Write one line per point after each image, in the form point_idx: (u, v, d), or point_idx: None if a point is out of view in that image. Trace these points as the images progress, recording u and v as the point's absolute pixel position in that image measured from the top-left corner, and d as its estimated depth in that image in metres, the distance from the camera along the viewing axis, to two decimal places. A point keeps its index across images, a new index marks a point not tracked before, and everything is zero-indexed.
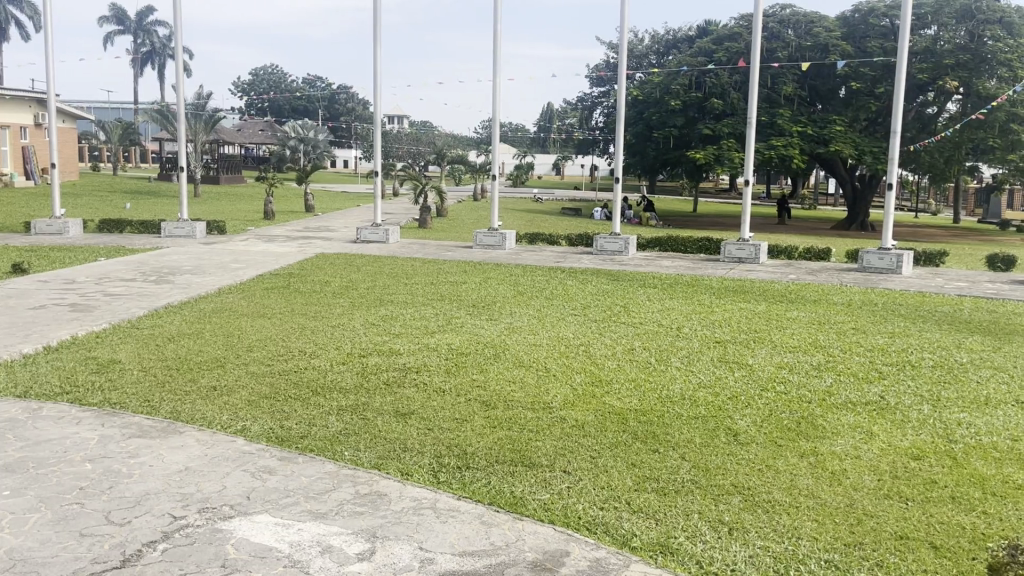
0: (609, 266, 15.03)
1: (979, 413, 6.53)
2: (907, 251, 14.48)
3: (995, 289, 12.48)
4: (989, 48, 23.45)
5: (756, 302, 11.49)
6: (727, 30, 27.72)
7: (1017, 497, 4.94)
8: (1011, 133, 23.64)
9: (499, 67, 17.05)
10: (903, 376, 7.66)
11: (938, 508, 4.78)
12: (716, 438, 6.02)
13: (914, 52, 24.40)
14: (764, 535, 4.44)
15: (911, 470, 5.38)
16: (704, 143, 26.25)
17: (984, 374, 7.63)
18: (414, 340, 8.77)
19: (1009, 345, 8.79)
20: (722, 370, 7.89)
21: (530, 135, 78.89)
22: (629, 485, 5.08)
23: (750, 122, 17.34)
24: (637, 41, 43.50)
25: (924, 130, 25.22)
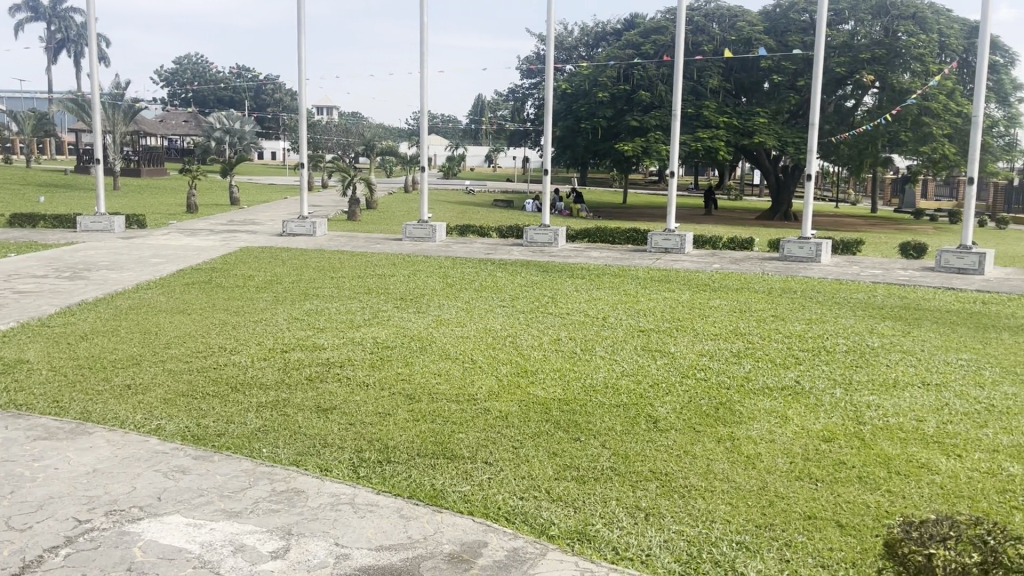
0: (539, 257, 15.12)
1: (888, 395, 6.79)
2: (825, 240, 14.93)
3: (907, 277, 12.95)
4: (902, 44, 24.25)
5: (680, 292, 11.69)
6: (653, 23, 28.14)
7: (920, 475, 5.13)
8: (923, 126, 24.49)
9: (426, 58, 16.97)
10: (818, 361, 7.90)
11: (845, 488, 4.96)
12: (637, 425, 6.12)
13: (833, 46, 25.21)
14: (679, 519, 4.53)
15: (821, 452, 5.56)
16: (632, 135, 26.60)
17: (894, 357, 7.93)
18: (339, 334, 8.66)
19: (917, 329, 9.15)
20: (645, 359, 8.01)
21: (462, 127, 78.74)
22: (550, 474, 5.13)
23: (675, 113, 17.65)
24: (567, 33, 43.76)
25: (843, 122, 26.05)
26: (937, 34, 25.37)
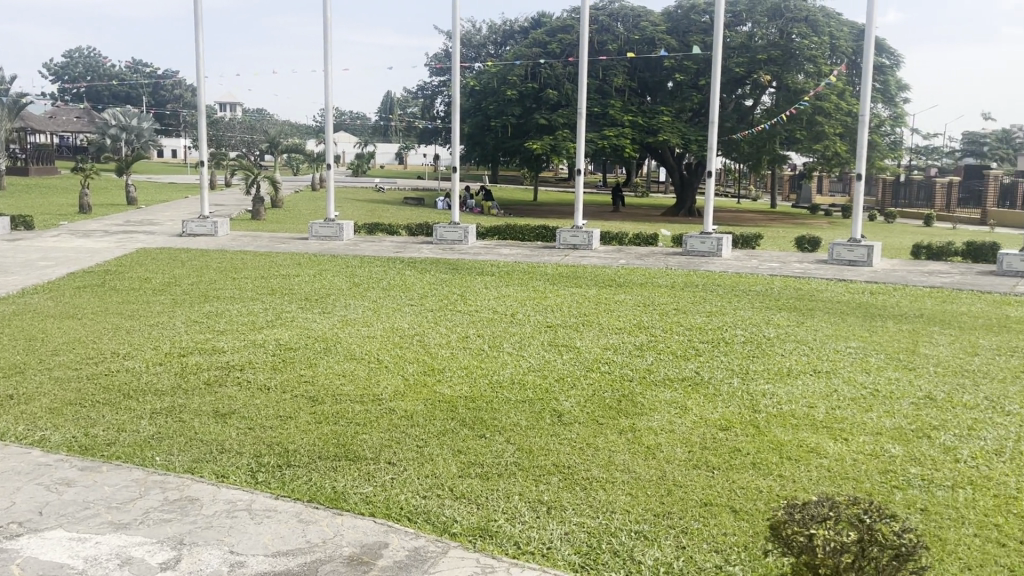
0: (448, 255, 15.08)
1: (782, 383, 7.06)
2: (726, 235, 15.38)
3: (802, 269, 13.47)
4: (797, 45, 25.16)
5: (587, 288, 11.85)
6: (559, 22, 28.41)
7: (809, 459, 5.34)
8: (816, 124, 25.54)
9: (330, 54, 16.67)
10: (717, 352, 8.14)
11: (739, 475, 5.12)
12: (542, 420, 6.17)
13: (732, 46, 25.99)
14: (580, 512, 4.59)
15: (718, 440, 5.73)
16: (541, 133, 26.81)
17: (788, 347, 8.24)
18: (241, 337, 8.43)
19: (810, 319, 9.53)
20: (551, 354, 8.09)
21: (371, 124, 77.76)
22: (454, 472, 5.12)
23: (581, 111, 17.87)
24: (475, 31, 43.74)
25: (742, 120, 26.89)
26: (829, 37, 26.39)
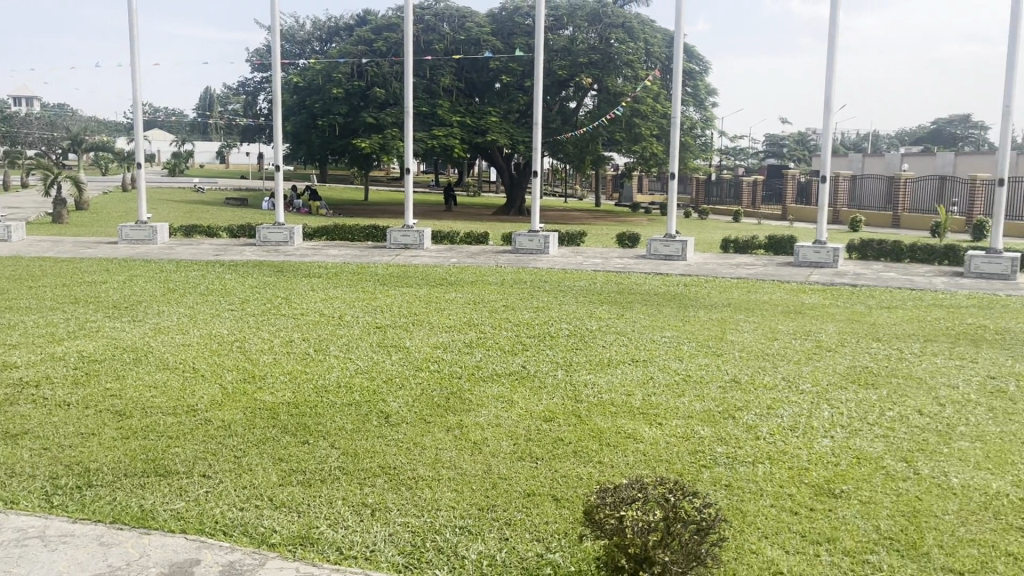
0: (273, 257, 14.57)
1: (603, 373, 7.34)
2: (552, 232, 15.83)
3: (623, 264, 14.08)
4: (615, 50, 26.32)
5: (417, 287, 11.82)
6: (385, 21, 28.17)
7: (627, 444, 5.57)
8: (635, 126, 26.81)
9: (136, 46, 15.67)
10: (543, 345, 8.35)
11: (561, 464, 5.26)
12: (369, 421, 6.08)
13: (554, 49, 26.75)
14: (404, 512, 4.56)
15: (542, 432, 5.87)
16: (369, 132, 26.46)
17: (609, 338, 8.58)
18: (37, 350, 7.74)
19: (630, 311, 9.98)
20: (379, 355, 7.99)
21: (189, 121, 73.84)
22: (274, 480, 4.94)
23: (408, 110, 17.81)
24: (298, 27, 42.54)
25: (567, 121, 27.45)
26: (644, 42, 27.71)
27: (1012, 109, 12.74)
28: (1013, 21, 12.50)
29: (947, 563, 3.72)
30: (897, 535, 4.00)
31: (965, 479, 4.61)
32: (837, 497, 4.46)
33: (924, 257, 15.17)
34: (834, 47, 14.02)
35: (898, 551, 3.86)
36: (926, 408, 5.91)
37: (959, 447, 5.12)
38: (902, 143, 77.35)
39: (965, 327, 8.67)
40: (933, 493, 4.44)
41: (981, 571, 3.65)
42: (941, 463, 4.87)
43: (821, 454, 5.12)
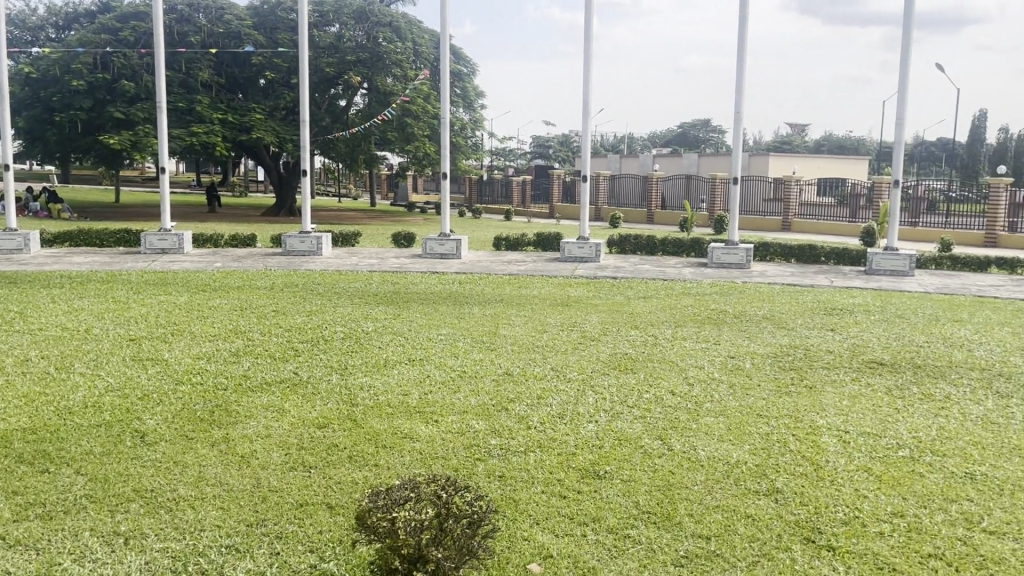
0: (5, 267, 12.99)
1: (378, 374, 7.22)
2: (324, 233, 15.46)
3: (397, 264, 14.02)
4: (383, 49, 26.18)
5: (177, 294, 11.04)
6: (132, 8, 26.08)
7: (403, 444, 5.52)
8: (406, 126, 26.87)
9: None
10: (316, 350, 8.09)
11: (335, 470, 5.11)
12: (122, 443, 5.57)
13: (321, 46, 26.12)
14: (163, 537, 4.23)
15: (315, 438, 5.67)
16: (118, 129, 24.37)
17: (384, 339, 8.49)
18: None
19: (405, 311, 9.95)
20: (134, 370, 7.35)
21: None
22: (7, 518, 4.39)
23: (160, 104, 16.59)
24: (29, 10, 38.25)
25: (337, 120, 26.83)
26: (413, 42, 28.15)
27: (742, 115, 14.15)
28: (740, 36, 13.88)
29: (697, 530, 4.04)
30: (653, 508, 4.28)
31: (711, 451, 5.03)
32: (602, 478, 4.70)
33: (674, 250, 16.50)
34: (588, 53, 14.82)
35: (655, 523, 4.14)
36: (677, 389, 6.40)
37: (706, 423, 5.59)
38: (654, 145, 83.80)
39: (709, 312, 9.52)
40: (684, 466, 4.81)
41: (724, 534, 4.00)
42: (690, 439, 5.28)
43: (586, 439, 5.36)
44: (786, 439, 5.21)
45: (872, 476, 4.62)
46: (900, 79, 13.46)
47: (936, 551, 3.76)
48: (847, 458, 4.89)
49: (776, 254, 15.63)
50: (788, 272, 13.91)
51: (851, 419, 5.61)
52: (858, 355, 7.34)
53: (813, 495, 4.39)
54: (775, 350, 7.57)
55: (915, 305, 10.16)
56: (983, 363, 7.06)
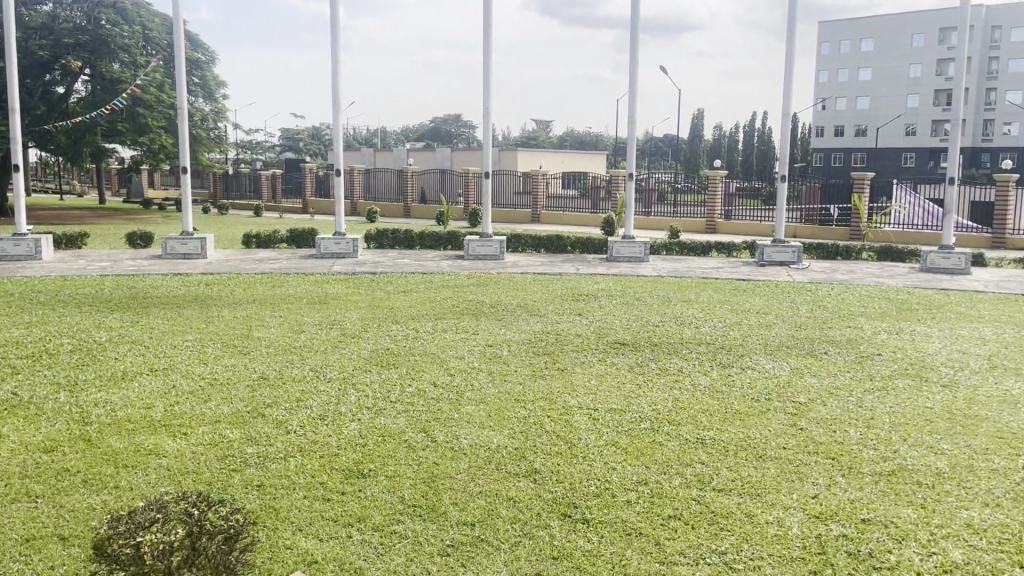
0: None
1: (116, 388, 6.58)
2: (44, 236, 13.86)
3: (135, 267, 12.89)
4: (107, 32, 24.12)
5: None
6: None
7: (147, 461, 5.07)
8: (138, 116, 24.82)
9: None
10: (39, 367, 7.21)
11: (67, 497, 4.59)
12: None
13: (30, 26, 23.39)
14: None
15: (41, 465, 5.05)
16: None
17: (122, 349, 7.76)
18: None
19: (145, 317, 9.18)
20: None
21: None
22: None
23: None
24: None
25: (54, 110, 24.15)
26: (140, 26, 26.06)
27: (491, 111, 14.59)
28: (485, 33, 14.27)
29: (461, 518, 4.10)
30: (419, 501, 4.29)
31: (472, 439, 5.14)
32: (366, 476, 4.63)
33: (431, 244, 16.70)
34: (336, 45, 14.51)
35: (420, 515, 4.14)
36: (438, 379, 6.48)
37: (467, 411, 5.70)
38: (406, 140, 84.15)
39: (467, 303, 9.72)
40: (447, 457, 4.87)
41: (488, 518, 4.10)
42: (453, 428, 5.35)
43: (348, 438, 5.24)
44: (541, 421, 5.45)
45: (620, 449, 4.96)
46: (630, 80, 14.54)
47: (675, 511, 4.12)
48: (597, 434, 5.21)
49: (528, 245, 16.34)
50: (538, 262, 14.57)
51: (599, 397, 5.99)
52: (604, 337, 7.85)
53: (568, 472, 4.63)
54: (530, 337, 7.89)
55: (651, 288, 11.06)
56: (708, 337, 7.85)
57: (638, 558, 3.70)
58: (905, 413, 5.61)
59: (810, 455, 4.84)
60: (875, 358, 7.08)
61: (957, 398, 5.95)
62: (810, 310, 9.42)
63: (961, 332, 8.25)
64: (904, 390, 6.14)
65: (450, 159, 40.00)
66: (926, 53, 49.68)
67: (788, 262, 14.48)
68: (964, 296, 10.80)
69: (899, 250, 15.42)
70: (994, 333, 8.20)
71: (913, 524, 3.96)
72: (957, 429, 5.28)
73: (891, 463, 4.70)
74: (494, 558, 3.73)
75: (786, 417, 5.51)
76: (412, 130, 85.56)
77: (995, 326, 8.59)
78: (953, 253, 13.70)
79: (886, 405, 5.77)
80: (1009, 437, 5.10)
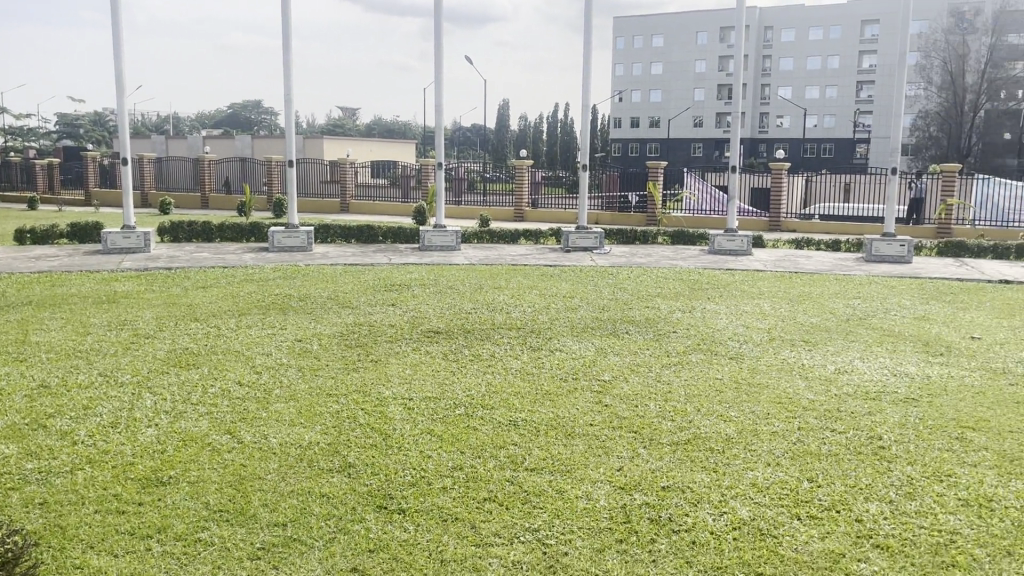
0: None
1: None
2: None
3: None
4: None
5: None
6: None
7: None
8: None
9: None
10: None
11: None
12: None
13: None
14: None
15: None
16: None
17: None
18: None
19: None
20: None
21: None
22: None
23: None
24: None
25: None
26: None
27: (292, 97, 14.09)
28: (283, 16, 13.74)
29: (272, 518, 3.95)
30: (225, 505, 4.08)
31: (282, 438, 4.96)
32: (167, 484, 4.34)
33: (233, 236, 15.94)
34: (118, 23, 13.42)
35: (227, 521, 3.95)
36: (244, 378, 6.19)
37: (275, 409, 5.48)
38: (201, 126, 79.53)
39: (274, 297, 9.37)
40: (255, 457, 4.67)
41: (300, 517, 3.97)
42: (261, 428, 5.14)
43: (145, 445, 4.89)
44: (354, 414, 5.36)
45: (435, 437, 4.97)
46: (435, 69, 14.55)
47: (490, 494, 4.19)
48: (412, 423, 5.20)
49: (336, 236, 15.99)
50: (348, 252, 14.29)
51: (414, 387, 5.98)
52: (417, 326, 7.83)
53: (383, 464, 4.58)
54: (341, 329, 7.73)
55: (462, 276, 11.16)
56: (519, 322, 8.05)
57: (454, 543, 3.74)
58: (698, 384, 6.04)
59: (615, 430, 5.09)
60: (671, 335, 7.56)
61: (742, 368, 6.48)
62: (612, 293, 9.89)
63: (745, 308, 8.99)
64: (696, 364, 6.62)
65: (251, 147, 38.29)
66: (709, 49, 53.78)
67: (591, 248, 15.13)
68: (747, 275, 11.77)
69: (690, 234, 16.55)
70: (772, 307, 9.02)
71: (707, 487, 4.27)
72: (743, 396, 5.76)
73: (687, 432, 5.04)
74: (307, 558, 3.63)
75: (592, 395, 5.76)
76: (208, 117, 81.02)
77: (772, 301, 9.45)
78: (736, 236, 14.89)
79: (681, 379, 6.18)
80: (786, 402, 5.62)
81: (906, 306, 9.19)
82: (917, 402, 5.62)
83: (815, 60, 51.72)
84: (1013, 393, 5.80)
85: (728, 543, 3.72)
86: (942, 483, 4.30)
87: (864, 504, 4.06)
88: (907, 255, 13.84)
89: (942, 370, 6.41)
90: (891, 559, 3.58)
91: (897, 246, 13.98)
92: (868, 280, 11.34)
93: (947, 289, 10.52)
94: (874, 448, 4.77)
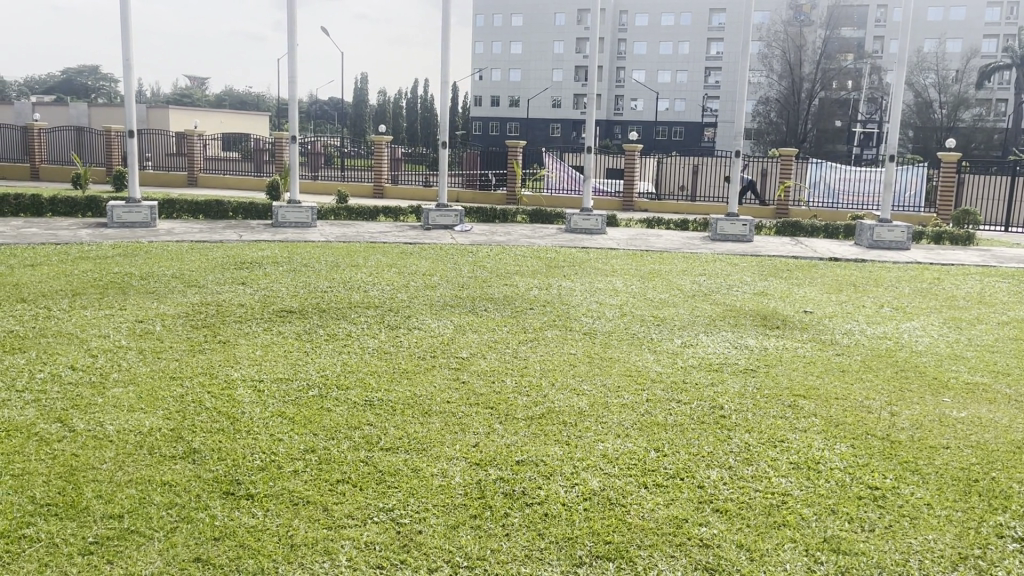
0: None
1: None
2: None
3: None
4: None
5: None
6: None
7: None
8: None
9: None
10: None
11: None
12: None
13: None
14: None
15: None
16: None
17: None
18: None
19: None
20: None
21: None
22: None
23: None
24: None
25: None
26: None
27: (132, 63, 13.21)
28: None
29: (107, 511, 3.71)
30: (54, 498, 3.80)
31: (120, 424, 4.67)
32: None
33: (66, 211, 14.89)
34: None
35: (56, 515, 3.68)
36: (77, 362, 5.78)
37: (112, 395, 5.15)
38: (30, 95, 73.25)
39: (111, 276, 8.77)
40: (89, 446, 4.37)
41: (138, 507, 3.76)
42: (95, 415, 4.81)
43: None
44: (200, 398, 5.11)
45: (285, 419, 4.82)
46: (290, 38, 14.02)
47: (343, 476, 4.11)
48: (261, 406, 5.02)
49: (183, 211, 15.23)
50: (196, 228, 13.63)
51: (263, 368, 5.76)
52: (268, 307, 7.54)
53: (229, 449, 4.40)
54: (186, 310, 7.32)
55: (316, 254, 10.86)
56: (375, 301, 7.91)
57: (306, 528, 3.64)
58: (553, 360, 6.17)
59: (471, 407, 5.11)
60: (526, 312, 7.68)
61: (594, 344, 6.66)
62: (471, 271, 9.91)
63: (597, 285, 9.25)
64: (551, 339, 6.75)
65: (87, 115, 35.78)
66: (567, 30, 54.72)
67: (451, 226, 15.09)
68: (600, 253, 12.08)
69: (548, 213, 16.83)
70: (623, 285, 9.28)
71: (559, 460, 4.37)
72: (595, 370, 5.93)
73: (541, 407, 5.13)
74: (145, 550, 3.44)
75: (449, 372, 5.79)
76: (37, 83, 74.60)
77: (623, 278, 9.74)
78: (591, 216, 15.22)
79: (537, 354, 6.29)
80: (636, 375, 5.84)
81: (747, 283, 9.73)
82: (755, 373, 5.97)
83: (667, 45, 53.64)
84: (837, 363, 6.25)
85: (579, 515, 3.81)
86: (776, 448, 4.59)
87: (705, 471, 4.28)
88: (748, 234, 14.61)
89: (777, 343, 6.83)
90: (729, 522, 3.79)
91: (740, 226, 14.74)
92: (712, 257, 11.93)
93: (783, 266, 11.20)
94: (716, 418, 5.02)
